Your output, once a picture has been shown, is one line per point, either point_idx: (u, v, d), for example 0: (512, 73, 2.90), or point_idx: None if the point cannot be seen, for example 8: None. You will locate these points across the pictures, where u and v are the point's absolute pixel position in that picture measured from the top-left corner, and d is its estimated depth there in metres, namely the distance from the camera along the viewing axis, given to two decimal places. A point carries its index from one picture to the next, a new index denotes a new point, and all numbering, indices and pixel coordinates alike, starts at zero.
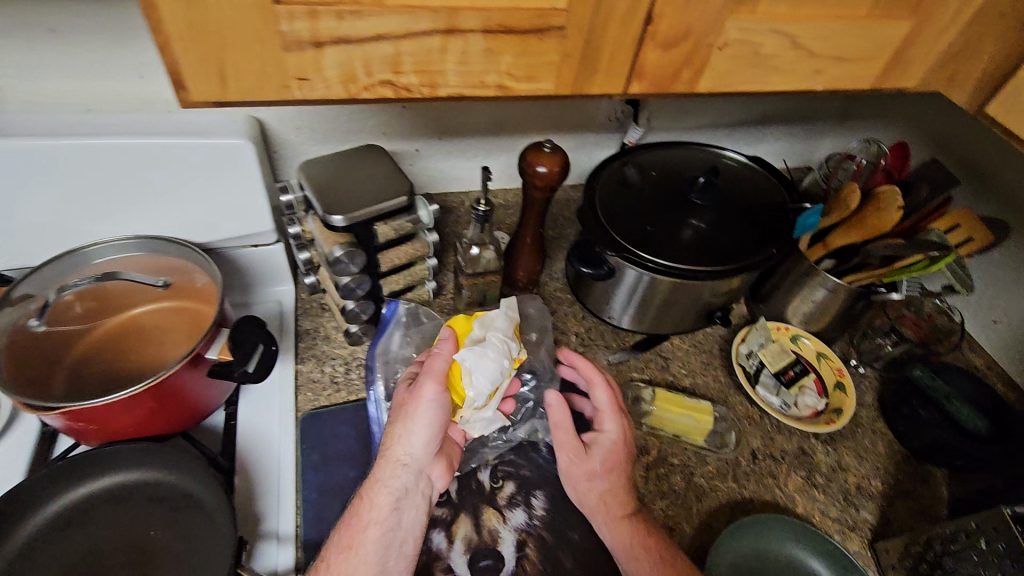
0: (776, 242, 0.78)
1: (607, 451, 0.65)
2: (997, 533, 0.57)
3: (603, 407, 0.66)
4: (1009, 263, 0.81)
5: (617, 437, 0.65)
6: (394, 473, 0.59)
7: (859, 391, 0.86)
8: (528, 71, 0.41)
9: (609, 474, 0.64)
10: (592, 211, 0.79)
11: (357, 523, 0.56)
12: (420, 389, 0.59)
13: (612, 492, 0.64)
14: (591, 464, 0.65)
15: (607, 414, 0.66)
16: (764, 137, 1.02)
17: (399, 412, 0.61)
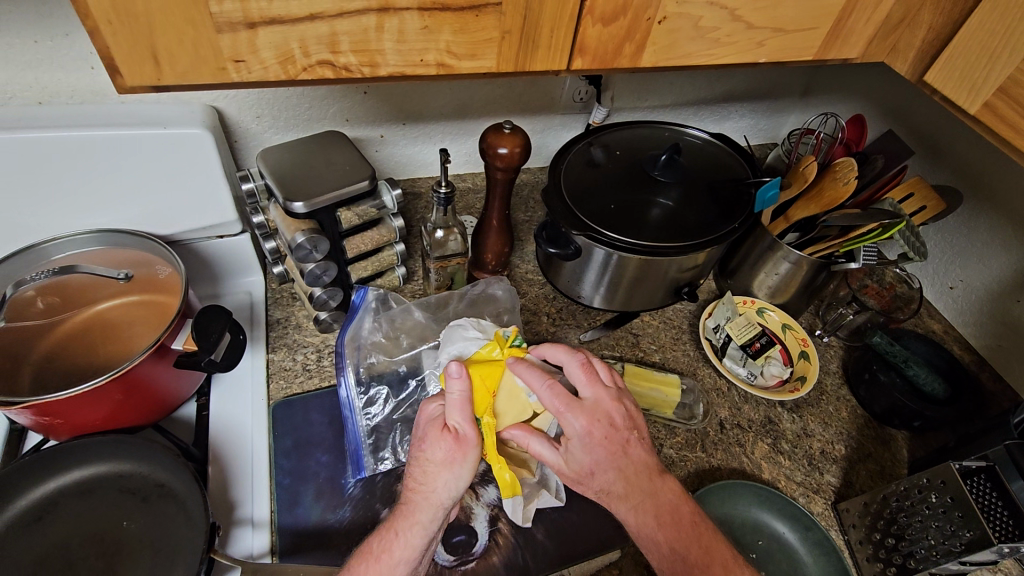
0: (738, 216, 0.79)
1: (582, 449, 0.55)
2: (945, 486, 0.59)
3: (553, 408, 0.55)
4: (964, 230, 0.83)
5: (583, 434, 0.54)
6: (429, 515, 0.53)
7: (824, 360, 0.88)
8: (467, 48, 0.42)
9: (598, 470, 0.56)
10: (556, 191, 0.79)
11: (388, 561, 0.52)
12: (467, 433, 0.53)
13: (613, 485, 0.56)
14: (577, 465, 0.56)
15: (560, 414, 0.54)
16: (728, 115, 1.03)
17: (435, 453, 0.53)
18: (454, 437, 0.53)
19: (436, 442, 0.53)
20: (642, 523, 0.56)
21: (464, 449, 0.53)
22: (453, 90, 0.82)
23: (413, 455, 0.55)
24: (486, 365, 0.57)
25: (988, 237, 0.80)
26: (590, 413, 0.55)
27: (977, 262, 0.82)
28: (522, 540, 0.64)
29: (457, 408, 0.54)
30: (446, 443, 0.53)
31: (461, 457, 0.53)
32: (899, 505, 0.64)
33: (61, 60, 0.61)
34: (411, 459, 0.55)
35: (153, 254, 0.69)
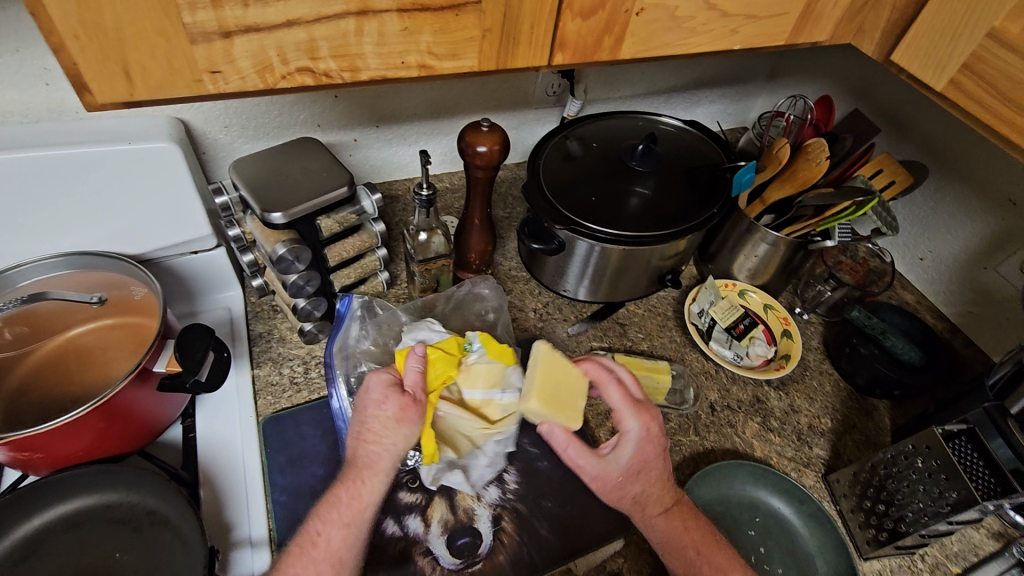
0: (717, 201, 0.80)
1: (628, 450, 0.60)
2: (930, 451, 0.61)
3: (618, 404, 0.60)
4: (930, 203, 0.86)
5: (640, 434, 0.59)
6: (383, 472, 0.54)
7: (805, 337, 0.91)
8: (448, 48, 0.41)
9: (638, 471, 0.60)
10: (537, 186, 0.79)
11: (357, 505, 0.53)
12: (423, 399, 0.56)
13: (646, 491, 0.60)
14: (616, 467, 0.60)
15: (624, 412, 0.59)
16: (698, 102, 1.04)
17: (392, 420, 0.54)
18: (410, 404, 0.55)
19: (395, 406, 0.54)
20: (666, 528, 0.59)
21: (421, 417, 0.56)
22: (426, 90, 0.81)
23: (363, 412, 0.55)
24: (446, 354, 0.62)
25: (953, 209, 0.83)
26: (648, 415, 0.60)
27: (945, 233, 0.85)
28: (527, 536, 0.64)
29: (414, 375, 0.57)
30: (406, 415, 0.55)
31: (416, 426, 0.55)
32: (887, 471, 0.67)
33: (11, 78, 0.58)
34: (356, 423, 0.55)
35: (126, 275, 0.67)
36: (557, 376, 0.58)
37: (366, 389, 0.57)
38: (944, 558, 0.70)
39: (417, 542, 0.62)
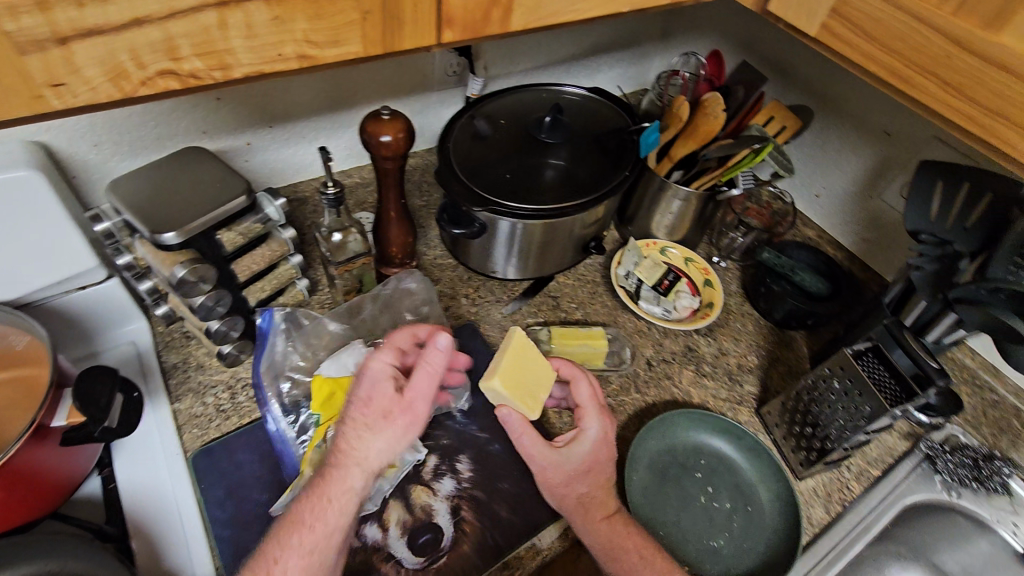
0: (629, 163, 0.82)
1: (582, 448, 0.62)
2: (843, 372, 0.67)
3: (583, 402, 0.64)
4: (818, 143, 0.92)
5: (597, 435, 0.63)
6: (359, 472, 0.54)
7: (725, 283, 0.96)
8: (328, 34, 0.39)
9: (588, 471, 0.62)
10: (450, 170, 0.78)
11: (317, 527, 0.52)
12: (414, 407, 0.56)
13: (593, 493, 0.61)
14: (567, 461, 0.61)
15: (588, 411, 0.64)
16: (598, 68, 1.05)
17: (378, 419, 0.55)
18: (404, 424, 0.56)
19: (386, 407, 0.55)
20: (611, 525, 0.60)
21: (410, 426, 0.56)
22: (319, 81, 0.77)
23: (354, 411, 0.56)
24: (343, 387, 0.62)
25: (838, 146, 0.90)
26: (607, 420, 0.65)
27: (836, 170, 0.92)
28: (488, 521, 0.64)
29: (425, 378, 0.57)
30: (395, 421, 0.55)
31: (405, 432, 0.56)
32: (809, 399, 0.72)
33: None
34: (347, 413, 0.56)
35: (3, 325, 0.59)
36: (527, 364, 0.63)
37: (366, 376, 0.58)
38: (867, 464, 0.76)
39: (377, 549, 0.60)
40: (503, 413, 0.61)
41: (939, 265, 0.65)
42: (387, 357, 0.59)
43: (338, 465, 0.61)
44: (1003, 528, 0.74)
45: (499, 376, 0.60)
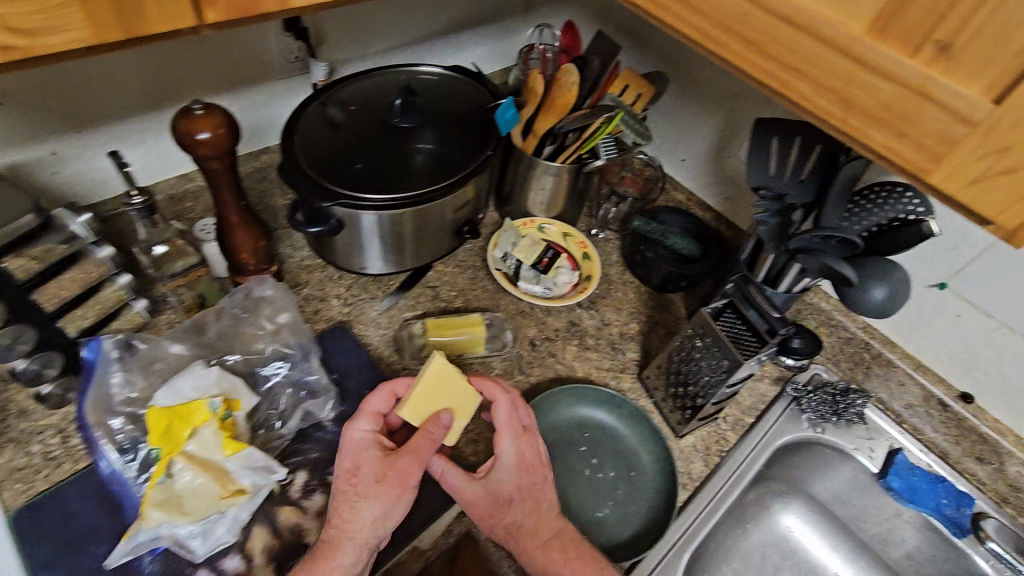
0: (492, 141, 0.80)
1: (500, 477, 0.61)
2: (703, 329, 0.69)
3: (498, 425, 0.62)
4: (678, 108, 0.94)
5: (512, 459, 0.61)
6: (354, 541, 0.54)
7: (605, 254, 0.96)
8: (35, 20, 0.33)
9: (517, 497, 0.60)
10: (295, 164, 0.71)
11: None
12: (407, 471, 0.57)
13: (521, 521, 0.59)
14: (490, 493, 0.60)
15: (503, 434, 0.61)
16: (462, 45, 1.01)
17: (369, 486, 0.56)
18: (394, 486, 0.56)
19: (372, 471, 0.57)
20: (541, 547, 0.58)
21: (400, 484, 0.56)
22: (127, 76, 0.68)
23: (339, 485, 0.57)
24: (185, 411, 0.56)
25: (696, 109, 0.91)
26: (527, 439, 0.62)
27: (695, 133, 0.94)
28: None
29: (423, 441, 0.59)
30: (387, 485, 0.56)
31: (396, 494, 0.56)
32: (681, 360, 0.74)
33: None
34: (337, 486, 0.57)
35: None
36: (447, 393, 0.62)
37: (345, 450, 0.59)
38: (741, 413, 0.81)
39: None
40: (438, 420, 0.60)
41: (780, 219, 0.67)
42: (364, 425, 0.61)
43: (187, 494, 0.54)
44: (860, 455, 0.80)
45: (411, 407, 0.60)
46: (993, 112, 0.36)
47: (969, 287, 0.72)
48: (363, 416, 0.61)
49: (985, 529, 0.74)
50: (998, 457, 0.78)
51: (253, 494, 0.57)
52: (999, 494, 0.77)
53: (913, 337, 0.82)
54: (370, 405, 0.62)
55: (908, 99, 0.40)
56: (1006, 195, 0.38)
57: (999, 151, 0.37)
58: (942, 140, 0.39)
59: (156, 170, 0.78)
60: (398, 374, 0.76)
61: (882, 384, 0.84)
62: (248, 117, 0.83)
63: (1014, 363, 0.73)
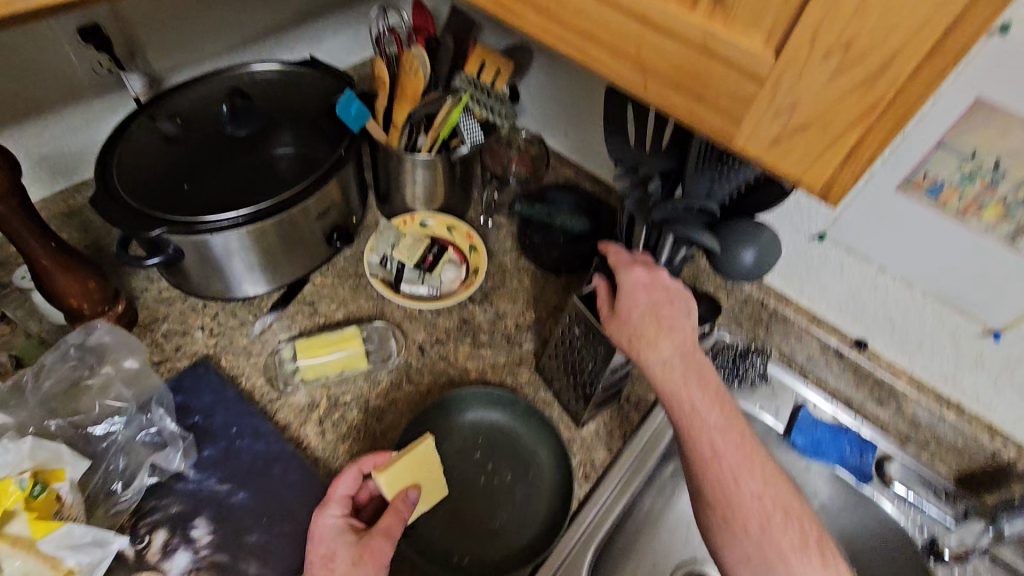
0: (344, 139, 0.74)
1: (630, 301, 0.56)
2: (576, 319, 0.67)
3: (616, 260, 0.58)
4: (552, 79, 0.89)
5: (639, 283, 0.56)
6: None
7: (498, 242, 0.91)
8: None
9: (641, 308, 0.55)
10: (110, 193, 0.63)
11: None
12: (381, 548, 0.53)
13: (646, 327, 0.55)
14: (621, 327, 0.56)
15: (624, 262, 0.58)
16: (317, 35, 0.92)
17: (346, 570, 0.51)
18: (373, 565, 0.52)
19: (347, 554, 0.52)
20: (666, 382, 0.54)
21: (377, 564, 0.52)
22: None
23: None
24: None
25: (568, 79, 0.86)
26: (650, 265, 0.58)
27: (569, 104, 0.89)
28: None
29: (391, 517, 0.56)
30: (364, 565, 0.52)
31: (375, 573, 0.52)
32: (563, 345, 0.71)
33: None
34: (311, 575, 0.52)
35: None
36: (420, 473, 0.60)
37: (316, 538, 0.55)
38: (644, 390, 0.79)
39: None
40: (406, 496, 0.57)
41: (642, 192, 0.63)
42: (335, 511, 0.56)
43: None
44: (766, 414, 0.80)
45: (391, 481, 0.58)
46: (777, 65, 0.33)
47: (846, 234, 0.70)
48: (333, 502, 0.57)
49: (888, 471, 0.75)
50: (896, 399, 0.76)
51: (87, 572, 0.51)
52: (901, 433, 0.78)
53: (805, 290, 0.80)
54: (336, 489, 0.57)
55: (696, 58, 0.36)
56: (806, 153, 0.35)
57: (790, 108, 0.34)
58: (737, 101, 0.36)
59: None
60: (272, 404, 0.70)
61: (782, 340, 0.83)
62: (69, 144, 0.74)
63: (897, 305, 0.72)
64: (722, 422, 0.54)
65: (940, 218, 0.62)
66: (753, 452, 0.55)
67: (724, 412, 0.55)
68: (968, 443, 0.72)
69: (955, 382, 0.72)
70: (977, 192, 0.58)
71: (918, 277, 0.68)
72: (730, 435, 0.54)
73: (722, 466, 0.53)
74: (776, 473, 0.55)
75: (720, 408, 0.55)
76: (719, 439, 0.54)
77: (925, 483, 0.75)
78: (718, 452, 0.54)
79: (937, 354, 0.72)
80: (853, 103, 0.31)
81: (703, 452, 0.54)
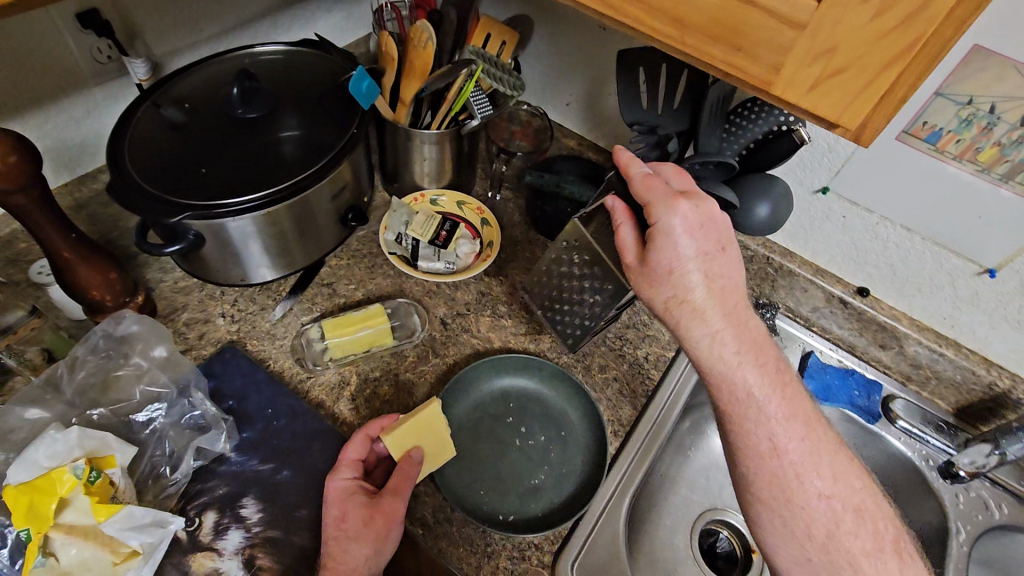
0: (354, 118, 0.74)
1: (669, 249, 0.50)
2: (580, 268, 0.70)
3: (650, 199, 0.51)
4: (553, 50, 0.89)
5: (681, 226, 0.50)
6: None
7: (507, 215, 0.93)
8: None
9: (682, 265, 0.50)
10: (125, 180, 0.62)
11: None
12: (390, 508, 0.56)
13: (692, 288, 0.50)
14: (655, 277, 0.52)
15: (661, 200, 0.51)
16: (312, 16, 0.91)
17: (358, 530, 0.54)
18: (381, 525, 0.55)
19: (357, 515, 0.55)
20: (714, 354, 0.51)
21: (387, 523, 0.55)
22: None
23: (328, 533, 0.56)
24: (46, 484, 0.50)
25: (569, 48, 0.87)
26: (693, 203, 0.51)
27: (571, 73, 0.90)
28: (289, 557, 0.58)
29: (398, 478, 0.58)
30: (373, 527, 0.55)
31: (385, 532, 0.55)
32: (559, 285, 0.75)
33: None
34: (325, 535, 0.55)
35: None
36: (428, 435, 0.61)
37: (329, 500, 0.57)
38: (661, 348, 0.81)
39: None
40: (410, 458, 0.59)
41: (658, 152, 0.65)
42: (346, 473, 0.58)
43: (76, 569, 0.49)
44: None
45: (395, 441, 0.59)
46: (816, 12, 0.34)
47: (848, 186, 0.74)
48: (344, 465, 0.59)
49: (893, 409, 0.79)
50: (898, 341, 0.80)
51: (150, 553, 0.52)
52: (903, 373, 0.83)
53: (809, 244, 0.83)
54: (346, 454, 0.59)
55: (734, 9, 0.37)
56: (843, 95, 0.37)
57: (828, 52, 0.36)
58: (775, 49, 0.37)
59: None
60: (303, 384, 0.71)
61: (788, 294, 0.87)
62: (70, 136, 0.72)
63: (898, 251, 0.75)
64: (783, 406, 0.51)
65: (938, 163, 0.65)
66: (819, 438, 0.51)
67: (786, 396, 0.51)
68: (967, 376, 0.77)
69: (953, 321, 0.76)
70: (973, 136, 0.61)
71: (917, 224, 0.71)
72: (791, 426, 0.50)
73: (784, 461, 0.50)
74: (850, 470, 0.52)
75: (778, 390, 0.51)
76: (779, 432, 0.50)
77: (927, 419, 0.78)
78: (779, 447, 0.50)
79: (936, 296, 0.76)
80: (890, 45, 0.34)
81: (758, 440, 0.50)
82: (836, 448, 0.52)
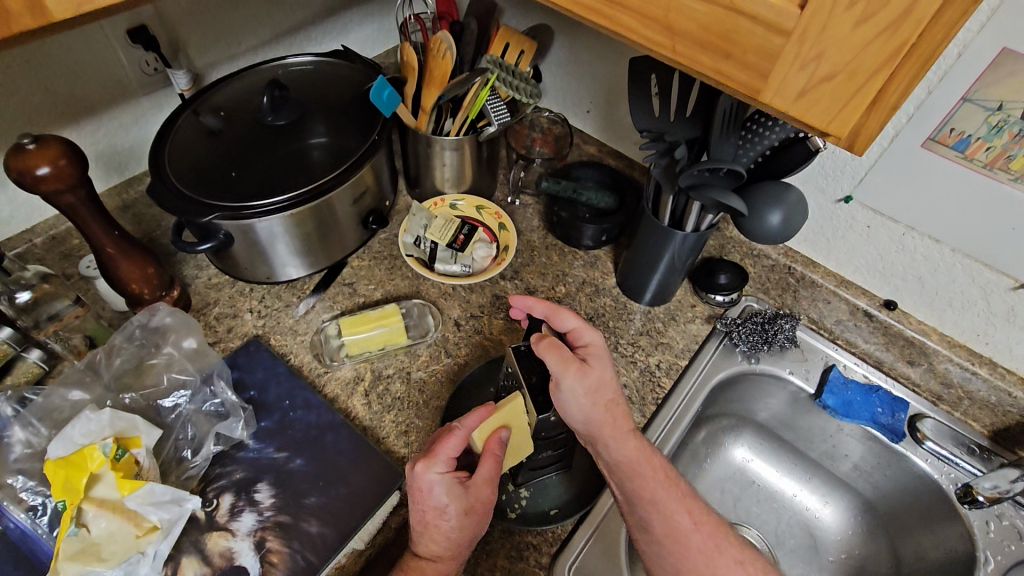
0: (376, 127, 0.77)
1: (600, 364, 0.59)
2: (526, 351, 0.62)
3: (576, 326, 0.61)
4: (573, 59, 0.91)
5: (604, 343, 0.61)
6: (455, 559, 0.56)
7: (526, 221, 0.94)
8: None
9: (604, 380, 0.58)
10: (164, 184, 0.67)
11: None
12: (488, 497, 0.57)
13: (611, 398, 0.58)
14: (597, 385, 0.57)
15: (585, 328, 0.61)
16: (344, 29, 0.96)
17: (460, 519, 0.55)
18: (477, 511, 0.57)
19: (459, 509, 0.55)
20: (624, 453, 0.58)
21: (482, 508, 0.57)
22: None
23: (423, 514, 0.55)
24: (78, 461, 0.55)
25: (588, 58, 0.88)
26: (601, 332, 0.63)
27: (591, 81, 0.91)
28: (299, 542, 0.60)
29: (490, 464, 0.56)
30: (473, 514, 0.56)
31: (482, 515, 0.57)
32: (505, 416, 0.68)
33: None
34: (422, 519, 0.56)
35: None
36: (519, 423, 0.58)
37: (419, 488, 0.55)
38: (674, 357, 0.81)
39: None
40: (498, 437, 0.57)
41: (668, 159, 0.64)
42: (439, 469, 0.55)
43: (104, 541, 0.53)
44: (796, 377, 0.80)
45: (488, 425, 0.56)
46: (802, 18, 0.34)
47: (871, 196, 0.71)
48: (439, 457, 0.55)
49: (921, 429, 0.75)
50: (927, 358, 0.77)
51: (167, 528, 0.56)
52: (934, 393, 0.78)
53: (832, 253, 0.82)
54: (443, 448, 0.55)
55: (723, 17, 0.37)
56: (833, 101, 0.37)
57: (817, 58, 0.36)
58: (765, 55, 0.37)
59: (16, 215, 0.74)
60: (321, 378, 0.75)
61: (810, 306, 0.85)
62: (120, 141, 0.79)
63: (926, 264, 0.73)
64: (681, 496, 0.58)
65: (966, 172, 0.62)
66: (715, 529, 0.57)
67: (681, 491, 0.58)
68: (1002, 398, 0.74)
69: (987, 337, 0.73)
70: (1005, 144, 0.58)
71: (945, 235, 0.68)
72: (696, 512, 0.57)
73: (703, 532, 0.56)
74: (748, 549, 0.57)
75: (678, 490, 0.58)
76: (678, 519, 0.56)
77: (957, 441, 0.74)
78: (696, 521, 0.57)
79: (968, 310, 0.73)
80: (879, 49, 0.33)
81: (677, 521, 0.56)
82: (733, 533, 0.57)
